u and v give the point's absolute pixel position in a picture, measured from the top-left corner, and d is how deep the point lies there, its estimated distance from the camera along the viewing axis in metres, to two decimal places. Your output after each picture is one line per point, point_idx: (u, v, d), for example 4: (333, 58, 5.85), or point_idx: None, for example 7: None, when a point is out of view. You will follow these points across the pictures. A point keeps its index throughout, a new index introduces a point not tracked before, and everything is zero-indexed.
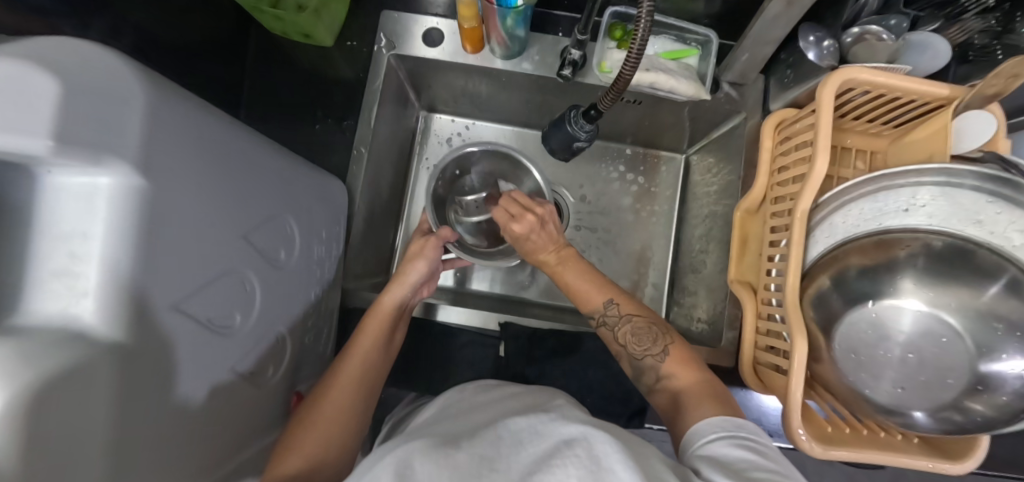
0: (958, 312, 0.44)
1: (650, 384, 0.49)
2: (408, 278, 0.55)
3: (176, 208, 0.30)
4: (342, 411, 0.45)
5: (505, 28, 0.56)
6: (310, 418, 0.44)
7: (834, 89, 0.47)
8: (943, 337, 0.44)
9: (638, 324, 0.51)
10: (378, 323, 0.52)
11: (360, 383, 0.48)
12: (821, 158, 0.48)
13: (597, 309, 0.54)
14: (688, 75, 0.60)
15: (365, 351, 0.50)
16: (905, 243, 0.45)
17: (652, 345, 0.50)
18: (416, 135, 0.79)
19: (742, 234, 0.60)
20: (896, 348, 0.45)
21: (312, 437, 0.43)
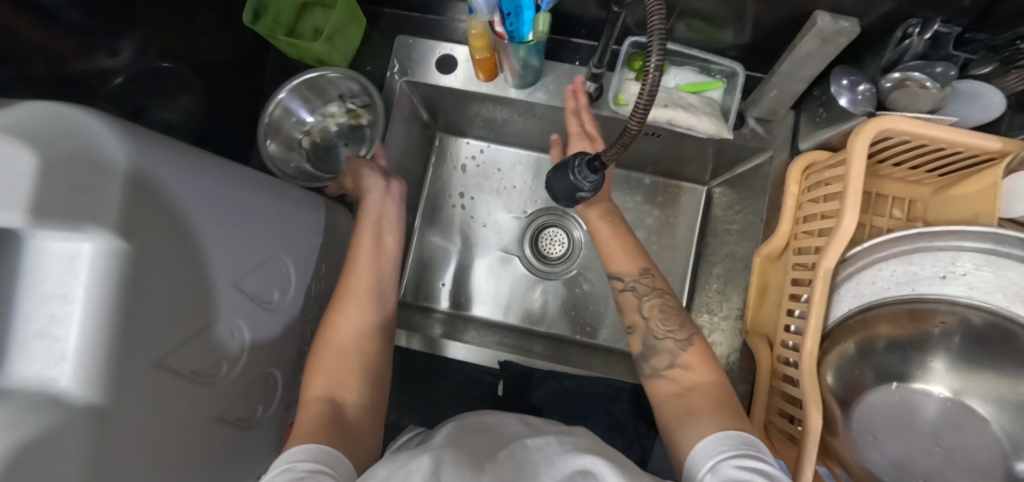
0: (990, 401, 0.40)
1: (658, 368, 0.46)
2: (370, 192, 0.52)
3: (162, 261, 0.31)
4: (355, 330, 0.44)
5: (518, 59, 0.55)
6: (325, 340, 0.43)
7: (868, 140, 0.44)
8: (976, 431, 0.40)
9: (664, 302, 0.49)
10: (368, 232, 0.49)
11: (365, 296, 0.46)
12: (850, 214, 0.44)
13: (627, 273, 0.51)
14: (709, 111, 0.56)
15: (360, 261, 0.48)
16: (939, 316, 0.42)
17: (677, 328, 0.47)
18: (431, 156, 0.78)
19: (761, 281, 0.57)
20: (921, 438, 0.41)
21: (331, 361, 0.42)
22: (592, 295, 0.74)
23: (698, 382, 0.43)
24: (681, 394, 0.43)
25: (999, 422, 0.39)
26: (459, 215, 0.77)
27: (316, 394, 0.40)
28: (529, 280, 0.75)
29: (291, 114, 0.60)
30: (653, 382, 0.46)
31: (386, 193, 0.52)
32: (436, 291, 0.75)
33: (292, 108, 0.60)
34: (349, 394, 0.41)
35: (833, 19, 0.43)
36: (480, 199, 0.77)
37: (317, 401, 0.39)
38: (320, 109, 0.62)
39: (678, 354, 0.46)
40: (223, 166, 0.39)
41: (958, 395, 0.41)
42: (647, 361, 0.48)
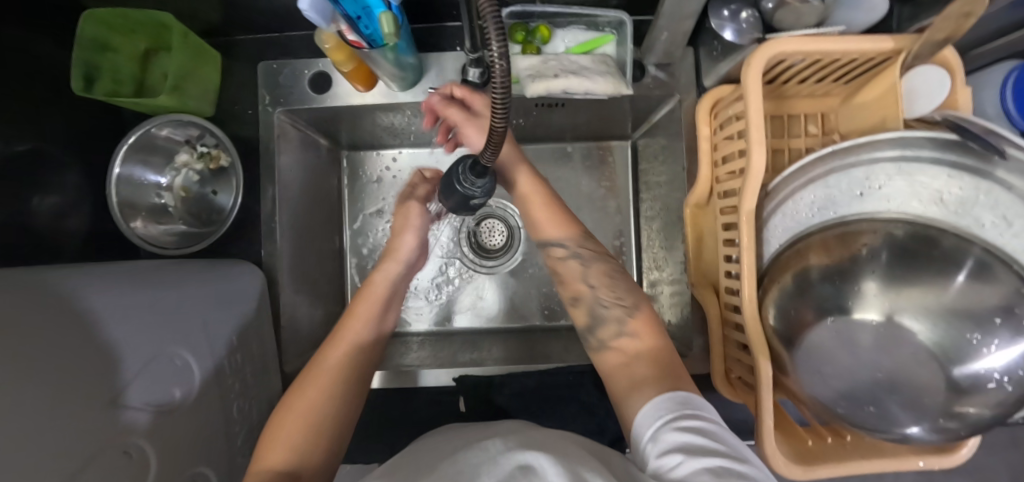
0: (925, 316, 0.37)
1: (605, 338, 0.45)
2: (399, 254, 0.53)
3: (7, 405, 0.26)
4: (334, 387, 0.41)
5: (388, 62, 0.49)
6: (293, 399, 0.39)
7: (759, 69, 0.41)
8: (912, 349, 0.38)
9: (610, 269, 0.48)
10: (369, 303, 0.49)
11: (348, 358, 0.44)
12: (758, 151, 0.42)
13: (569, 240, 0.48)
14: (604, 69, 0.53)
15: (356, 328, 0.47)
16: (863, 235, 0.40)
17: (624, 295, 0.46)
18: (344, 177, 0.73)
19: (695, 231, 0.55)
20: (863, 366, 0.39)
21: (293, 428, 0.37)
22: (542, 277, 0.72)
23: (644, 348, 0.41)
24: (626, 364, 0.41)
25: (936, 340, 0.37)
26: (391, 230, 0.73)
27: (267, 467, 0.35)
28: (477, 279, 0.73)
29: (145, 185, 0.55)
30: (600, 353, 0.45)
31: (406, 267, 0.54)
32: (402, 315, 0.71)
33: (138, 175, 0.54)
34: (308, 473, 0.36)
35: None
36: None
37: (274, 478, 0.34)
38: (170, 164, 0.56)
39: (624, 321, 0.44)
40: (44, 293, 0.33)
41: (901, 318, 0.38)
42: (593, 333, 0.46)
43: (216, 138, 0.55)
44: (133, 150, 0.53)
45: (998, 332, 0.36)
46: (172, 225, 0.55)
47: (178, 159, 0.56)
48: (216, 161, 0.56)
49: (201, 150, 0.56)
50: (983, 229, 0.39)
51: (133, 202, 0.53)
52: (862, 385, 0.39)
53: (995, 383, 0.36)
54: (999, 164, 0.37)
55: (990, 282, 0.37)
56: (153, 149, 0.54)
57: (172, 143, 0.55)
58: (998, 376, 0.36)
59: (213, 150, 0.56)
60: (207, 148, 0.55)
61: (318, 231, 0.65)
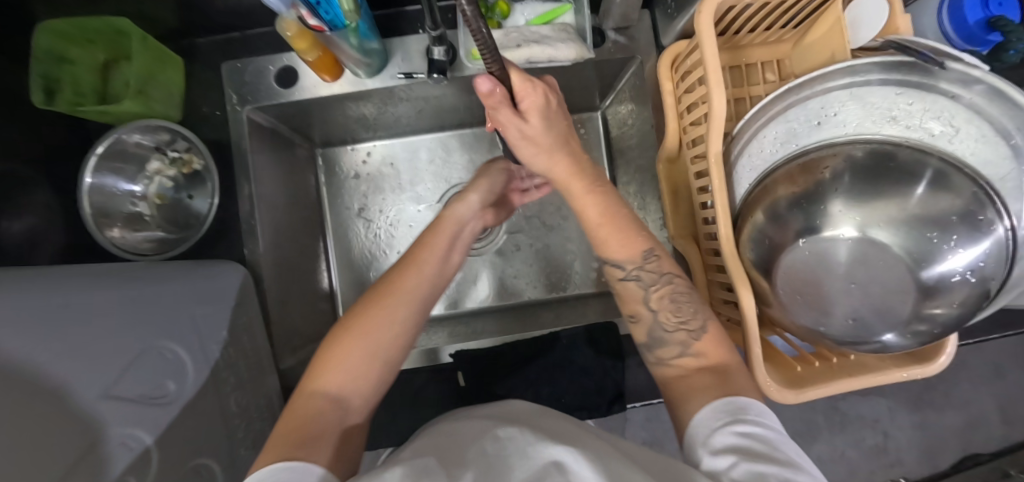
0: (889, 226, 0.39)
1: (666, 359, 0.42)
2: (467, 201, 0.56)
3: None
4: (396, 317, 0.40)
5: (353, 48, 0.50)
6: (355, 323, 0.39)
7: (710, 16, 0.43)
8: (881, 260, 0.40)
9: (676, 291, 0.43)
10: (435, 243, 0.49)
11: (415, 297, 0.43)
12: (717, 93, 0.43)
13: (628, 261, 0.44)
14: (565, 37, 0.54)
15: (423, 265, 0.46)
16: (827, 160, 0.42)
17: (689, 317, 0.42)
18: (320, 176, 0.73)
19: (670, 186, 0.56)
20: (838, 281, 0.41)
21: (351, 351, 0.37)
22: (528, 254, 0.73)
23: (710, 365, 0.39)
24: (681, 383, 0.39)
25: (900, 245, 0.39)
26: (373, 224, 0.73)
27: (323, 387, 0.35)
28: (464, 263, 0.73)
29: (119, 194, 0.54)
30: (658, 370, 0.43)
31: (472, 216, 0.57)
32: None
33: (110, 184, 0.53)
34: (355, 403, 0.36)
35: None
36: (387, 201, 0.73)
37: (326, 398, 0.35)
38: (143, 171, 0.56)
39: (688, 346, 0.41)
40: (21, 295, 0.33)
41: (871, 234, 0.40)
42: (651, 351, 0.44)
43: (188, 141, 0.55)
44: (105, 158, 0.52)
45: (957, 230, 0.38)
46: (151, 231, 0.55)
47: (151, 165, 0.56)
48: (190, 163, 0.56)
49: (174, 154, 0.56)
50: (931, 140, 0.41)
51: (111, 210, 0.53)
52: (842, 301, 0.41)
53: (959, 279, 0.38)
54: (940, 77, 0.40)
55: (944, 187, 0.39)
56: (124, 156, 0.54)
57: (143, 149, 0.55)
58: (960, 272, 0.38)
59: (186, 152, 0.56)
60: (179, 151, 0.55)
61: (300, 228, 0.65)
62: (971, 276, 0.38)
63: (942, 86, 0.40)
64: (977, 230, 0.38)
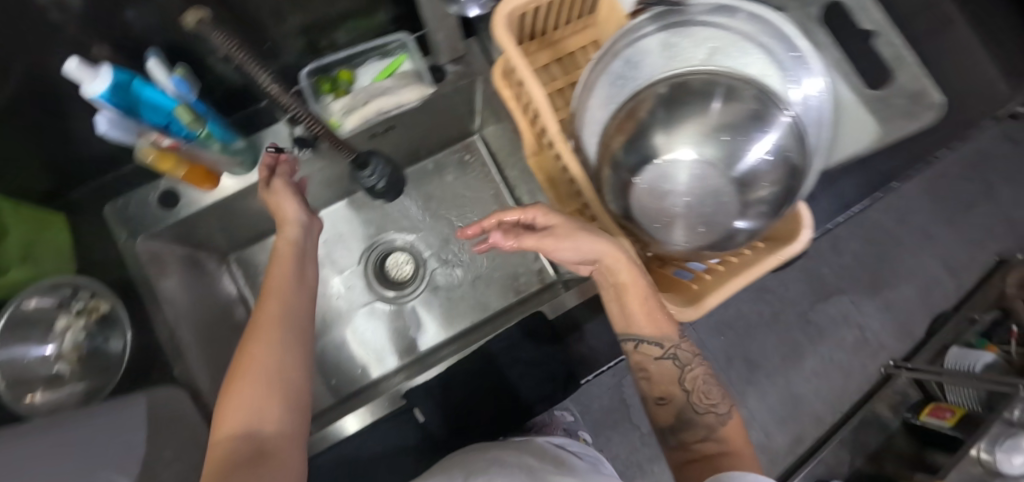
0: (699, 141, 0.46)
1: (689, 441, 0.51)
2: (290, 217, 0.55)
3: None
4: (274, 345, 0.42)
5: (216, 152, 0.53)
6: (239, 365, 0.40)
7: (502, 27, 0.50)
8: (699, 170, 0.46)
9: (704, 374, 0.54)
10: (284, 263, 0.52)
11: (283, 320, 0.45)
12: (533, 84, 0.50)
13: (656, 340, 0.51)
14: (406, 81, 0.61)
15: (280, 291, 0.48)
16: (641, 105, 0.48)
17: (717, 402, 0.52)
18: (245, 286, 0.77)
19: (545, 174, 0.62)
20: (678, 199, 0.47)
21: (247, 387, 0.38)
22: (457, 280, 0.79)
23: (728, 451, 0.48)
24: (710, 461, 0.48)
25: (711, 153, 0.46)
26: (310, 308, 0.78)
27: (232, 430, 0.35)
28: (404, 309, 0.78)
29: (28, 361, 0.53)
30: (683, 451, 0.51)
31: (307, 229, 0.57)
32: (350, 372, 0.74)
33: (18, 354, 0.52)
34: (270, 426, 0.37)
35: None
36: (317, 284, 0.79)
37: (235, 434, 0.35)
38: (49, 333, 0.55)
39: (714, 428, 0.50)
40: None
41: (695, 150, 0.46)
42: (675, 433, 0.52)
43: (93, 288, 0.56)
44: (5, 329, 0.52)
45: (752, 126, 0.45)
46: (72, 386, 0.54)
47: (54, 324, 0.55)
48: (97, 310, 0.56)
49: (78, 306, 0.55)
50: (716, 59, 0.47)
51: (26, 378, 0.52)
52: (693, 213, 0.47)
53: (766, 163, 0.45)
54: (694, 12, 0.48)
55: (733, 94, 0.46)
56: (25, 323, 0.53)
57: (44, 311, 0.55)
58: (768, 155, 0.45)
59: (91, 300, 0.56)
60: (84, 304, 0.55)
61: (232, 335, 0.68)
62: (771, 159, 0.45)
63: (700, 19, 0.48)
64: (768, 118, 0.45)
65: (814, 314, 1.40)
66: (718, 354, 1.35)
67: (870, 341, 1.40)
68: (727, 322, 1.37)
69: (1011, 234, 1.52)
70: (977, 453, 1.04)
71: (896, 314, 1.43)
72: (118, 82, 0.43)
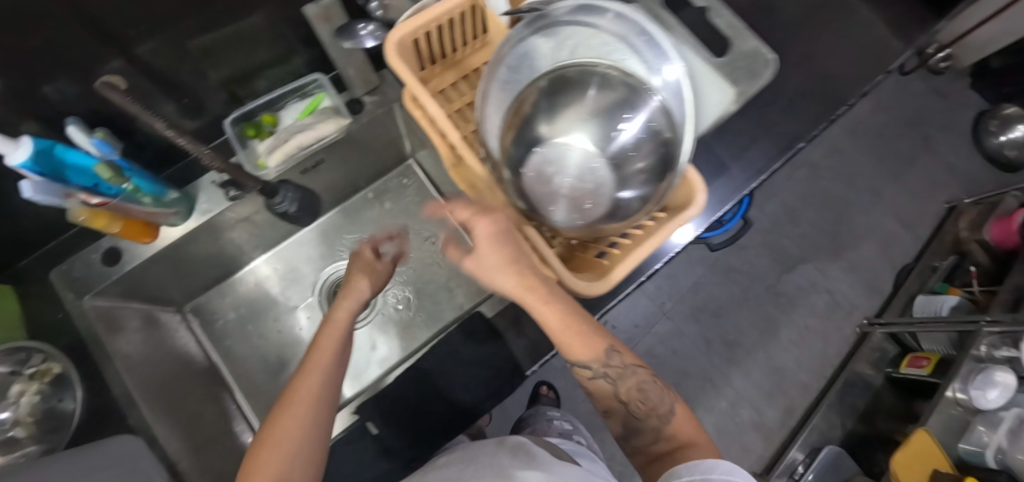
0: (578, 124, 0.50)
1: (644, 445, 0.52)
2: (354, 293, 0.59)
3: None
4: (303, 422, 0.45)
5: (147, 203, 0.57)
6: (269, 435, 0.44)
7: (395, 54, 0.55)
8: (575, 151, 0.50)
9: (640, 381, 0.54)
10: (332, 336, 0.53)
11: (319, 391, 0.48)
12: (428, 101, 0.55)
13: (592, 362, 0.53)
14: (325, 115, 0.65)
15: (321, 361, 0.50)
16: (525, 101, 0.52)
17: (661, 405, 0.53)
18: (203, 336, 0.79)
19: (466, 182, 0.66)
20: (562, 181, 0.50)
21: (270, 462, 0.42)
22: (408, 297, 0.83)
23: (682, 445, 0.49)
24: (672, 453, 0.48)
25: (590, 134, 0.49)
26: (270, 345, 0.81)
27: None
28: (361, 332, 0.82)
29: None
30: (638, 453, 0.53)
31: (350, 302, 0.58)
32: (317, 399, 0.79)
33: None
34: None
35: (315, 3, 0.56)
36: (275, 323, 0.82)
37: None
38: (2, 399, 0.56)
39: (660, 429, 0.51)
40: None
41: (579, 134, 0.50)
42: (631, 438, 0.54)
43: (44, 352, 0.58)
44: None
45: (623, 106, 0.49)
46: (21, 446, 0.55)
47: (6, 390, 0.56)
48: (48, 371, 0.57)
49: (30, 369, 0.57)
50: (583, 52, 0.52)
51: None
52: (582, 191, 0.50)
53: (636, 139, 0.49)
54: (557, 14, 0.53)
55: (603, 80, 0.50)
56: None
57: None
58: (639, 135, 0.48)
59: (42, 363, 0.57)
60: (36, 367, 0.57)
61: (191, 381, 0.70)
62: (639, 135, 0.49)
63: (563, 19, 0.52)
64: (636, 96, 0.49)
65: (783, 285, 1.44)
66: (696, 338, 1.38)
67: (841, 303, 1.44)
68: (700, 306, 1.40)
69: (956, 181, 1.58)
70: (953, 395, 1.06)
71: (862, 273, 1.47)
72: (38, 148, 0.46)
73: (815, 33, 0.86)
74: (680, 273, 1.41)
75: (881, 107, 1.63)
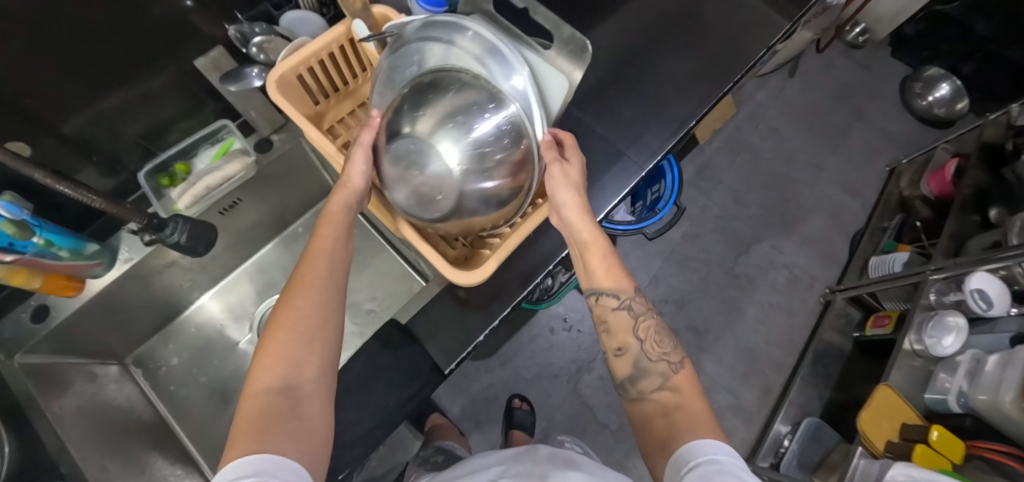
0: (428, 124, 0.52)
1: (646, 390, 0.51)
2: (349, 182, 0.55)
3: None
4: (315, 308, 0.47)
5: (63, 255, 0.62)
6: (278, 321, 0.45)
7: (276, 91, 0.60)
8: (421, 147, 0.52)
9: (655, 326, 0.56)
10: (331, 225, 0.54)
11: (320, 282, 0.49)
12: (309, 129, 0.60)
13: (619, 292, 0.56)
14: (233, 159, 0.71)
15: (320, 251, 0.52)
16: (392, 110, 0.56)
17: (669, 353, 0.53)
18: (145, 384, 0.82)
19: None
20: (413, 177, 0.53)
21: (284, 343, 0.44)
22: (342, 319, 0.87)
23: (682, 403, 0.48)
24: (668, 412, 0.47)
25: (435, 132, 0.52)
26: (215, 384, 0.84)
27: (269, 383, 0.41)
28: None
29: None
30: (638, 402, 0.51)
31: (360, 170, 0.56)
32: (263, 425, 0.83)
33: None
34: (305, 386, 0.43)
35: (204, 57, 0.67)
36: (218, 362, 0.85)
37: (270, 389, 0.41)
38: None
39: (666, 376, 0.51)
40: None
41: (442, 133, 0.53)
42: (634, 384, 0.52)
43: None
44: None
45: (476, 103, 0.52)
46: None
47: None
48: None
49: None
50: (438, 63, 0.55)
51: None
52: (430, 186, 0.52)
53: (482, 136, 0.51)
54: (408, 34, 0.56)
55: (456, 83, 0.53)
56: None
57: None
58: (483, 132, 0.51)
59: None
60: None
61: (131, 426, 0.73)
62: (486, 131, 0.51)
63: (414, 37, 0.56)
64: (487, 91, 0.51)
65: (741, 266, 1.46)
66: None
67: (800, 276, 1.46)
68: (663, 298, 1.41)
69: (893, 143, 1.64)
70: (912, 347, 1.07)
71: (816, 244, 1.50)
72: None
73: (694, 22, 0.92)
74: (638, 268, 1.43)
75: (809, 85, 1.70)
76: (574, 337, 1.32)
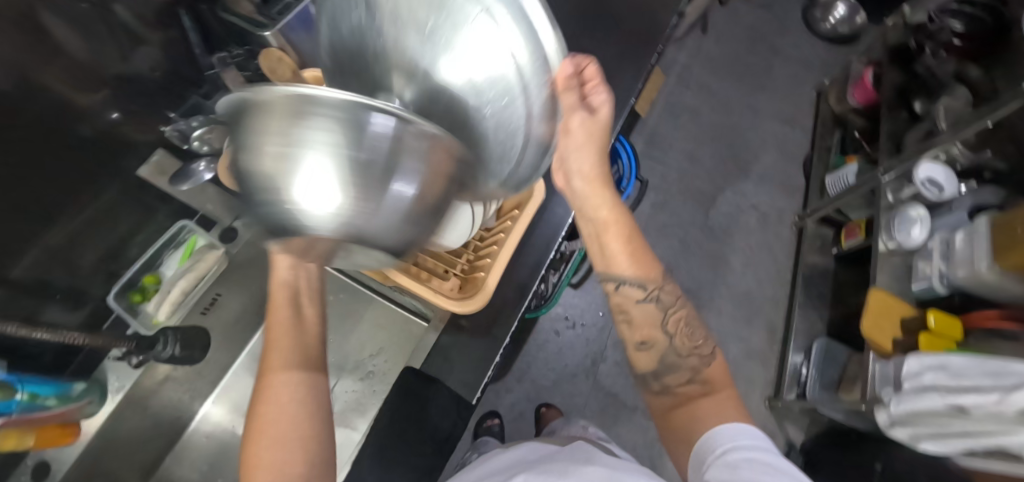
0: (275, 151, 0.27)
1: (673, 383, 0.55)
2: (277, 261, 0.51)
3: None
4: (287, 405, 0.46)
5: (53, 403, 0.59)
6: (255, 429, 0.44)
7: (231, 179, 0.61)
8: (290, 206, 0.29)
9: (686, 317, 0.57)
10: (279, 313, 0.51)
11: (289, 379, 0.47)
12: None
13: (643, 282, 0.56)
14: (208, 255, 0.77)
15: (281, 343, 0.49)
16: None
17: (701, 346, 0.57)
18: None
19: None
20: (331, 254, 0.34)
21: (265, 451, 0.43)
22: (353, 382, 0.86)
23: (712, 392, 0.54)
24: (694, 401, 0.54)
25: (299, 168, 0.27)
26: None
27: None
28: None
29: None
30: (664, 395, 0.56)
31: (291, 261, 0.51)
32: None
33: None
34: None
35: (146, 165, 0.70)
36: None
37: None
38: None
39: (697, 370, 0.55)
40: None
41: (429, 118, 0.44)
42: (661, 377, 0.56)
43: None
44: None
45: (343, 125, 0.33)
46: None
47: None
48: None
49: None
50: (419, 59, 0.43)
51: None
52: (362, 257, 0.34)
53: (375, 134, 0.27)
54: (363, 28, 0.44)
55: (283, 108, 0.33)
56: None
57: None
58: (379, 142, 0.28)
59: None
60: None
61: None
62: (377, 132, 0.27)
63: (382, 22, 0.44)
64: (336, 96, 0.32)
65: (713, 219, 1.50)
66: None
67: (769, 212, 1.52)
68: None
69: (812, 69, 1.75)
70: (886, 247, 1.13)
71: (774, 179, 1.57)
72: None
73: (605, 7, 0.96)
74: None
75: (723, 36, 1.79)
76: (580, 331, 1.34)
